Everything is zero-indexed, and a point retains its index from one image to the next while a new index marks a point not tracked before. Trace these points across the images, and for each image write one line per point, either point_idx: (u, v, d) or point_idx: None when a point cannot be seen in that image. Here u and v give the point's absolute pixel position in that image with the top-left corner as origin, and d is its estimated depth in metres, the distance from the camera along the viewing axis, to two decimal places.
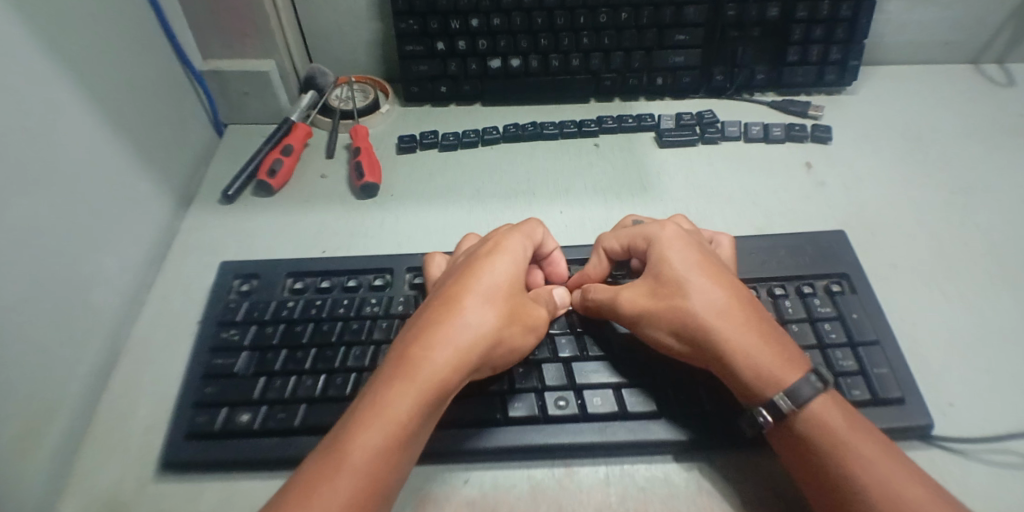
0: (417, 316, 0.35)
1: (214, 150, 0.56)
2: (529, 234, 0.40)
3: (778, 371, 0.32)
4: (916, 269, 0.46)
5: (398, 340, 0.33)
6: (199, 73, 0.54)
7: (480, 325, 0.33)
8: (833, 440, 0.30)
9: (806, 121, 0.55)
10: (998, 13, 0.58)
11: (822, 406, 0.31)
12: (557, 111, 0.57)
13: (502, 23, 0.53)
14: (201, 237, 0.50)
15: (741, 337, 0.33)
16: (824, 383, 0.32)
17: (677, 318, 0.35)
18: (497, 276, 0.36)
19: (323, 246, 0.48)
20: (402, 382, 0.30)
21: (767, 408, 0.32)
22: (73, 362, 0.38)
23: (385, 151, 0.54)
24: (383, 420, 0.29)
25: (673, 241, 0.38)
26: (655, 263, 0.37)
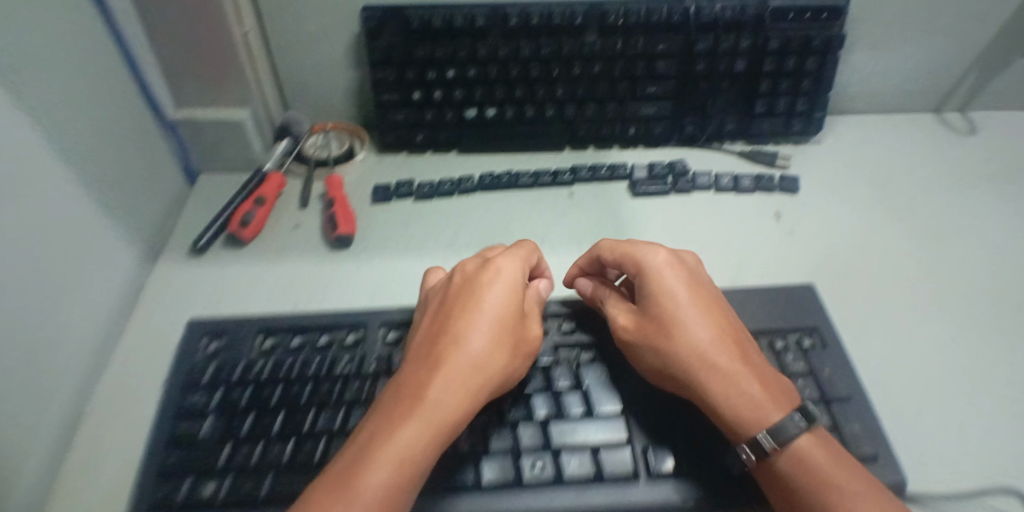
0: (429, 347, 0.36)
1: (185, 198, 0.56)
2: (524, 264, 0.42)
3: (753, 412, 0.33)
4: (887, 319, 0.46)
5: (412, 372, 0.35)
6: (172, 122, 0.54)
7: (482, 360, 0.35)
8: (816, 478, 0.30)
9: (774, 171, 0.56)
10: (956, 67, 0.60)
11: (807, 443, 0.32)
12: (534, 159, 0.58)
13: (478, 73, 0.53)
14: (172, 290, 0.49)
15: (722, 369, 0.35)
16: (807, 423, 0.32)
17: (663, 352, 0.37)
18: (496, 309, 0.38)
19: (296, 300, 0.47)
20: (411, 417, 0.32)
21: (751, 445, 0.33)
22: (33, 431, 0.36)
23: (360, 201, 0.54)
24: (395, 453, 0.30)
25: (663, 269, 0.39)
26: (647, 293, 0.39)
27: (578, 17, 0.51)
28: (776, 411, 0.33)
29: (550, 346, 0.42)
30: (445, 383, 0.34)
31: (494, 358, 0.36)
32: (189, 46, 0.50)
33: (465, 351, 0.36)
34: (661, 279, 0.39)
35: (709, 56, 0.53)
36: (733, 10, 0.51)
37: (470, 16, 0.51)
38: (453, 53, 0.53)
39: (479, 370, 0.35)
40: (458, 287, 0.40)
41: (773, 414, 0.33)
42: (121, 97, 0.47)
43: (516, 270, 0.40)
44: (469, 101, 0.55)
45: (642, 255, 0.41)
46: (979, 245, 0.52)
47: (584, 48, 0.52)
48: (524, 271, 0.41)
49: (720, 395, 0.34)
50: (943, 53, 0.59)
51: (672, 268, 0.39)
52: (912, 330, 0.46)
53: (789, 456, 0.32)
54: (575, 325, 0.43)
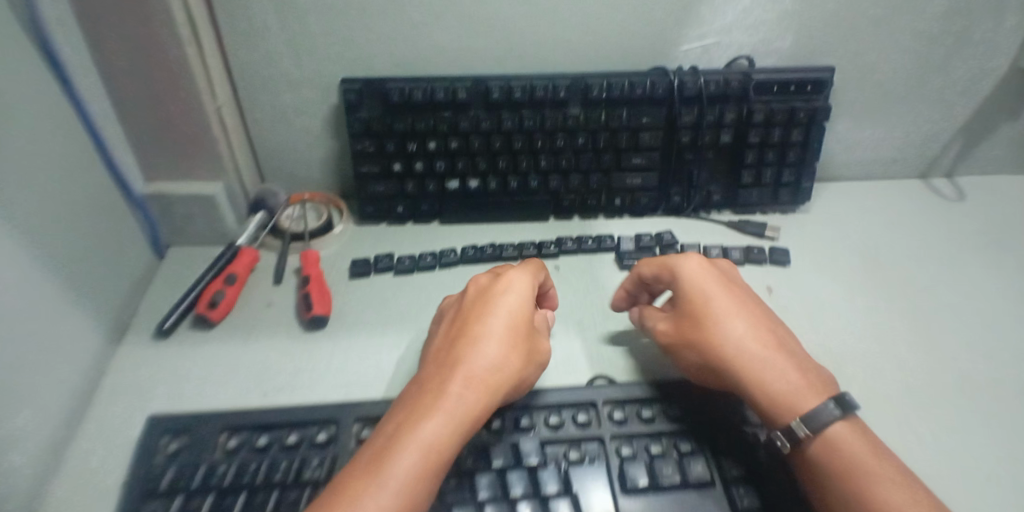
0: (447, 350, 0.37)
1: (153, 274, 0.54)
2: (535, 272, 0.43)
3: (793, 402, 0.36)
4: (904, 394, 0.43)
5: (433, 373, 0.36)
6: (142, 198, 0.52)
7: (495, 357, 0.36)
8: (850, 466, 0.33)
9: (764, 243, 0.55)
10: (941, 134, 0.61)
11: (840, 427, 0.35)
12: (518, 229, 0.56)
13: (460, 145, 0.52)
14: (134, 375, 0.45)
15: (757, 363, 0.38)
16: (842, 410, 0.35)
17: (704, 353, 0.40)
18: (510, 310, 0.39)
19: (265, 388, 0.43)
20: (432, 411, 0.33)
21: (786, 431, 0.36)
22: None
23: (337, 276, 0.52)
24: (416, 444, 0.31)
25: (696, 274, 0.43)
26: (684, 297, 0.43)
27: (561, 91, 0.50)
28: (813, 400, 0.36)
29: (536, 443, 0.38)
30: (463, 382, 0.34)
31: (508, 356, 0.37)
32: (162, 120, 0.48)
33: (477, 347, 0.36)
34: (694, 283, 0.43)
35: (694, 128, 0.53)
36: (717, 84, 0.51)
37: (451, 89, 0.50)
38: (434, 126, 0.52)
39: (493, 366, 0.36)
40: (473, 293, 0.41)
41: (811, 404, 0.36)
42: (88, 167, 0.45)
43: (527, 275, 0.41)
44: (451, 173, 0.54)
45: (678, 263, 0.44)
46: (989, 316, 0.50)
47: (568, 120, 0.52)
48: (535, 277, 0.42)
49: (758, 390, 0.38)
50: (928, 122, 0.60)
51: (705, 272, 0.43)
52: (936, 413, 0.42)
53: (826, 437, 0.35)
54: (563, 418, 0.40)
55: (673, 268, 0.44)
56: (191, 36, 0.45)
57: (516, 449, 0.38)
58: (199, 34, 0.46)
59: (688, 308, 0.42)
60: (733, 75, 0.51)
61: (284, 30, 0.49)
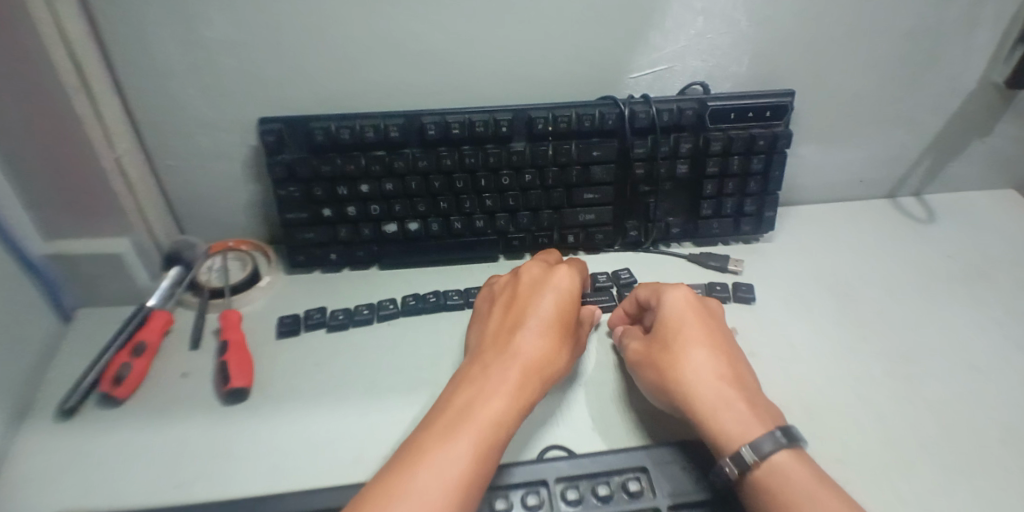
0: (504, 333, 0.39)
1: (59, 341, 0.48)
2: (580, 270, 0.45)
3: (733, 427, 0.33)
4: (892, 439, 0.39)
5: (493, 354, 0.37)
6: (38, 258, 0.46)
7: (546, 346, 0.38)
8: (793, 495, 0.30)
9: (726, 277, 0.52)
10: (909, 153, 0.58)
11: (787, 460, 0.32)
12: (466, 272, 0.52)
13: (396, 187, 0.48)
14: (31, 465, 0.39)
15: (711, 387, 0.36)
16: (789, 440, 0.32)
17: (658, 369, 0.38)
18: (562, 303, 0.40)
19: (179, 477, 0.38)
20: (495, 389, 0.34)
21: (733, 458, 0.32)
22: None
23: (264, 336, 0.47)
24: (482, 418, 0.32)
25: (681, 301, 0.41)
26: (661, 321, 0.41)
27: (503, 126, 0.47)
28: (758, 428, 0.33)
29: None
30: (522, 363, 0.36)
31: (557, 346, 0.38)
32: (53, 174, 0.43)
33: (529, 336, 0.38)
34: (675, 306, 0.41)
35: (648, 160, 0.49)
36: (671, 113, 0.47)
37: (382, 127, 0.46)
38: (366, 168, 0.47)
39: (545, 353, 0.37)
40: (522, 285, 0.42)
41: (754, 432, 0.33)
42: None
43: (577, 273, 0.43)
44: (389, 216, 0.50)
45: (667, 290, 0.43)
46: (976, 351, 0.46)
47: (512, 156, 0.48)
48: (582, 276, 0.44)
49: (703, 413, 0.35)
50: (897, 141, 0.57)
51: (693, 296, 0.41)
52: (938, 468, 0.37)
53: (770, 473, 0.31)
54: (512, 502, 0.35)
55: (660, 293, 0.43)
56: (78, 83, 0.40)
57: None
58: (87, 78, 0.40)
59: (661, 328, 0.40)
60: (688, 102, 0.48)
61: (193, 70, 0.45)
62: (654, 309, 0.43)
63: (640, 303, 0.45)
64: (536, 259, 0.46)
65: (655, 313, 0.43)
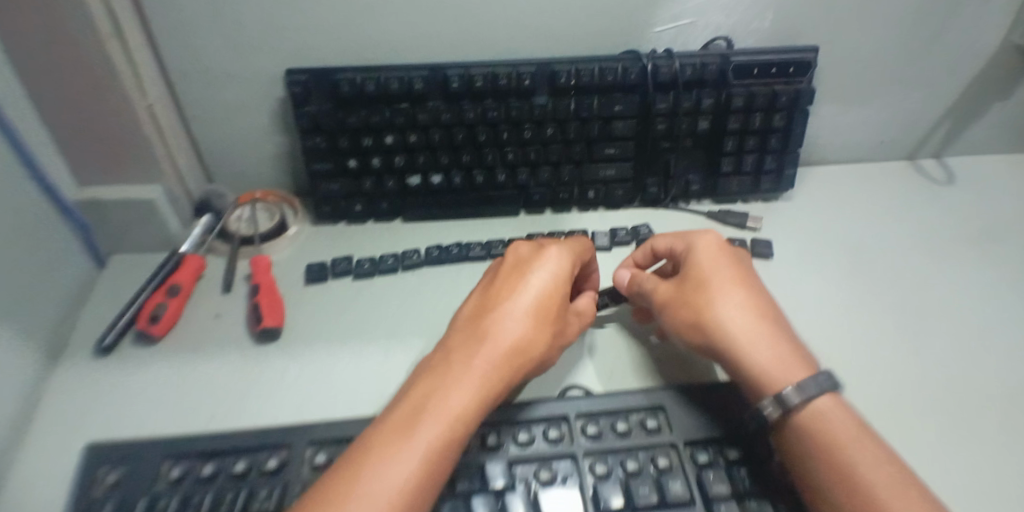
0: (477, 321, 0.37)
1: (93, 285, 0.50)
2: (578, 252, 0.42)
3: (778, 369, 0.35)
4: (891, 392, 0.41)
5: (464, 341, 0.36)
6: (72, 203, 0.47)
7: (521, 335, 0.36)
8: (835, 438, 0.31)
9: (745, 234, 0.53)
10: (929, 116, 0.58)
11: (829, 406, 0.33)
12: (486, 226, 0.53)
13: (419, 139, 0.49)
14: (72, 398, 0.42)
15: (752, 331, 0.36)
16: (832, 385, 0.34)
17: (692, 310, 0.39)
18: (543, 289, 0.38)
19: (213, 411, 0.40)
20: (461, 380, 0.33)
21: (779, 397, 0.33)
22: None
23: (292, 283, 0.48)
24: (441, 411, 0.31)
25: (711, 248, 0.41)
26: (692, 266, 0.41)
27: (526, 79, 0.47)
28: (802, 372, 0.34)
29: (504, 463, 0.35)
30: (491, 353, 0.34)
31: (534, 335, 0.36)
32: (85, 123, 0.44)
33: (505, 324, 0.36)
34: (707, 253, 0.41)
35: (669, 115, 0.49)
36: (694, 68, 0.47)
37: (406, 79, 0.47)
38: (390, 119, 0.48)
39: (520, 342, 0.36)
40: (506, 267, 0.40)
41: (798, 375, 0.34)
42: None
43: (567, 255, 0.41)
44: (412, 168, 0.50)
45: (696, 237, 0.43)
46: (980, 312, 0.47)
47: (534, 110, 0.48)
48: (575, 258, 0.41)
49: (744, 355, 0.36)
50: (918, 102, 0.57)
51: (727, 244, 0.42)
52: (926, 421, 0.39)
53: (810, 415, 0.33)
54: (534, 435, 0.37)
55: (688, 240, 0.43)
56: (111, 30, 0.41)
57: (481, 471, 0.35)
58: (120, 26, 0.41)
59: (691, 268, 0.41)
60: (710, 57, 0.48)
61: (219, 19, 0.45)
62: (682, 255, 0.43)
63: (663, 250, 0.45)
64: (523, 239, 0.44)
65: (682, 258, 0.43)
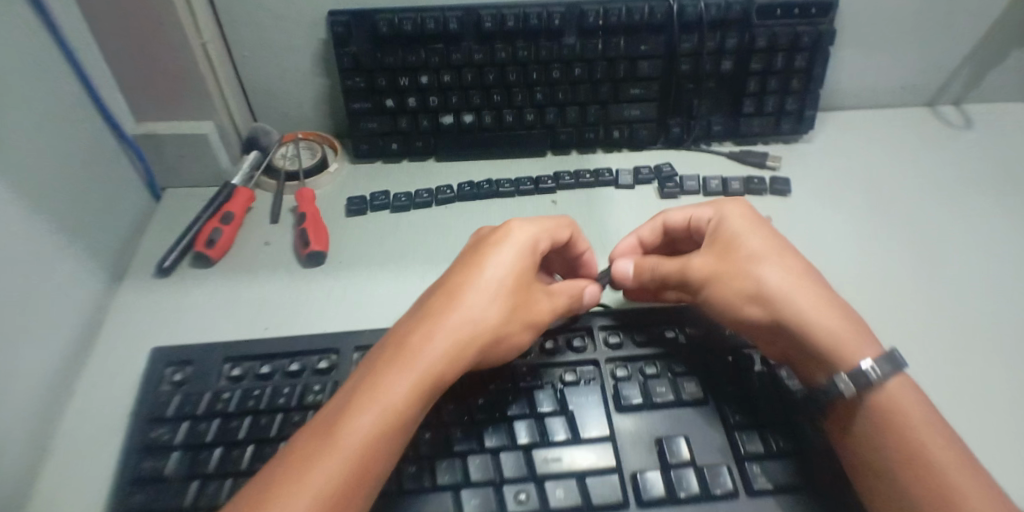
0: (427, 304, 0.34)
1: (151, 215, 0.54)
2: (549, 227, 0.38)
3: (851, 341, 0.33)
4: (884, 324, 0.44)
5: (409, 326, 0.33)
6: (132, 137, 0.51)
7: (467, 317, 0.33)
8: (906, 418, 0.31)
9: (764, 173, 0.55)
10: (950, 61, 0.59)
11: (898, 386, 0.33)
12: (514, 165, 0.56)
13: (453, 79, 0.51)
14: (137, 312, 0.46)
15: (813, 304, 0.35)
16: (900, 362, 0.33)
17: (747, 282, 0.36)
18: (498, 268, 0.35)
19: (266, 322, 0.45)
20: (397, 370, 0.31)
21: (854, 374, 0.32)
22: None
23: (334, 214, 0.52)
24: (370, 404, 0.30)
25: (742, 214, 0.40)
26: (726, 233, 0.39)
27: (556, 19, 0.49)
28: (872, 345, 0.33)
29: (533, 367, 0.39)
30: (434, 339, 0.32)
31: (485, 317, 0.33)
32: (142, 62, 0.47)
33: (454, 308, 0.33)
34: (740, 218, 0.39)
35: (694, 56, 0.51)
36: (719, 7, 0.49)
37: (442, 20, 0.49)
38: (425, 60, 0.50)
39: (468, 326, 0.33)
40: (468, 247, 0.37)
41: (868, 347, 0.33)
42: (70, 119, 0.44)
43: (531, 230, 0.37)
44: (445, 108, 0.53)
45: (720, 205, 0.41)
46: (982, 250, 0.49)
47: (563, 50, 0.50)
48: (540, 232, 0.37)
49: (808, 326, 0.34)
50: (939, 47, 0.58)
51: (751, 206, 0.41)
52: (912, 342, 0.43)
53: (888, 397, 0.32)
54: (560, 345, 0.41)
55: (712, 209, 0.42)
56: None
57: (513, 373, 0.39)
58: None
59: (720, 236, 0.39)
60: None
61: None
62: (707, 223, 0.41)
63: (680, 224, 0.43)
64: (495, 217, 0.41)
65: (710, 227, 0.41)
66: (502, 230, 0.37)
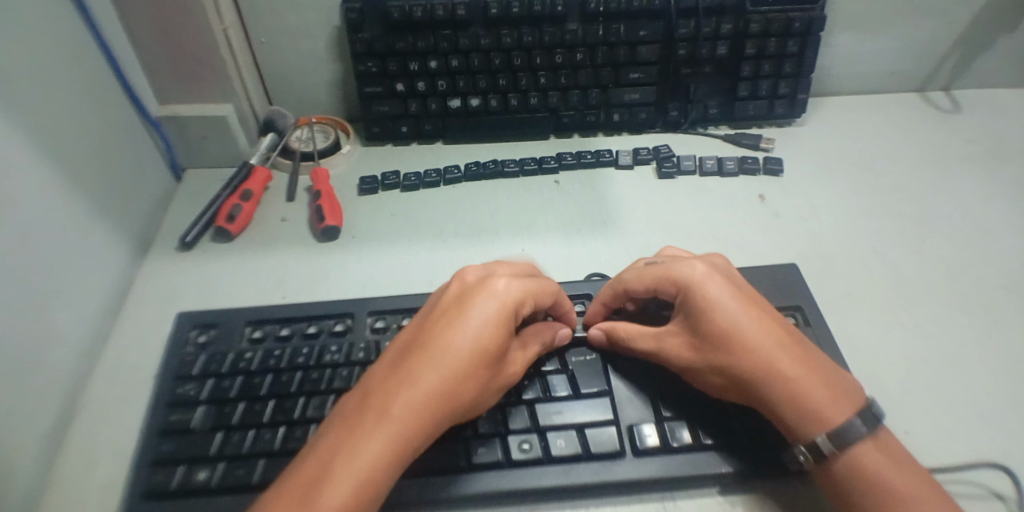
0: (406, 361, 0.33)
1: (173, 193, 0.57)
2: (533, 287, 0.37)
3: (823, 413, 0.32)
4: (869, 296, 0.47)
5: (387, 385, 0.32)
6: (156, 119, 0.54)
7: (449, 381, 0.32)
8: (872, 480, 0.30)
9: (758, 153, 0.58)
10: (938, 47, 0.61)
11: (867, 449, 0.31)
12: (519, 147, 0.59)
13: (461, 64, 0.54)
14: (161, 283, 0.49)
15: (791, 385, 0.33)
16: (869, 427, 0.32)
17: (724, 373, 0.35)
18: (481, 329, 0.33)
19: (285, 291, 0.47)
20: (375, 437, 0.29)
21: (809, 448, 0.32)
22: (33, 413, 0.36)
23: (347, 193, 0.55)
24: (345, 477, 0.28)
25: (709, 285, 0.37)
26: (694, 313, 0.36)
27: (559, 6, 0.51)
28: (844, 409, 0.32)
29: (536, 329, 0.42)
30: (414, 403, 0.31)
31: (465, 382, 0.32)
32: (166, 47, 0.50)
33: (435, 369, 0.32)
34: (708, 290, 0.36)
35: (691, 41, 0.54)
36: None
37: (450, 6, 0.51)
38: (435, 45, 0.53)
39: (449, 389, 0.32)
40: (449, 298, 0.36)
41: (840, 413, 0.32)
42: (100, 100, 0.46)
43: (516, 286, 0.35)
44: (453, 91, 0.55)
45: (680, 271, 0.38)
46: (966, 227, 0.52)
47: (566, 36, 0.53)
48: (525, 290, 0.36)
49: (783, 406, 0.33)
50: (928, 33, 0.60)
51: (714, 271, 0.37)
52: (894, 313, 0.45)
53: (853, 459, 0.31)
54: None
55: (673, 278, 0.38)
56: None
57: None
58: None
59: (689, 317, 0.37)
60: None
61: None
62: (673, 294, 0.38)
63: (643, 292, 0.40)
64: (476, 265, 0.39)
65: (676, 298, 0.38)
66: (484, 284, 0.36)
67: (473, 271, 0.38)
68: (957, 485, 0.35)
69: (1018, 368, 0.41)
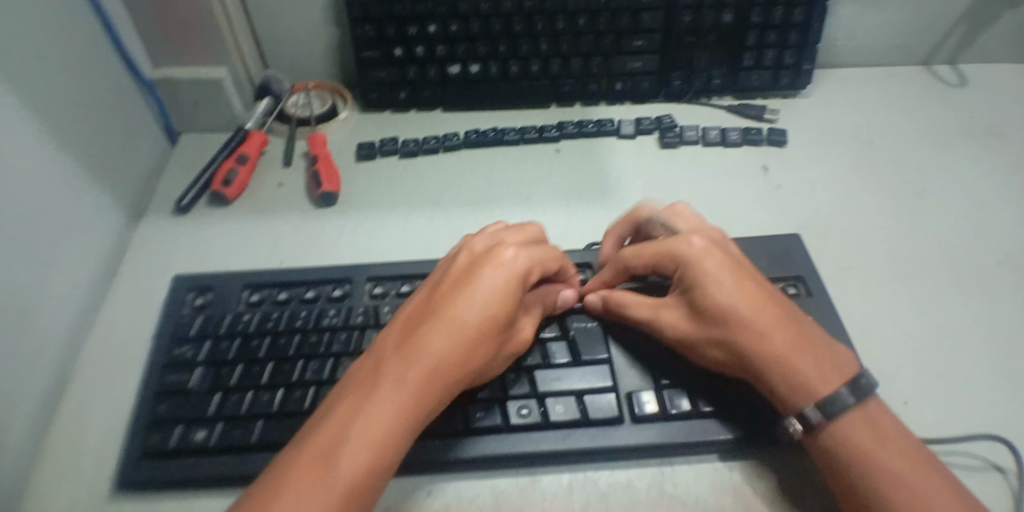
0: (417, 329, 0.32)
1: (167, 158, 0.56)
2: (542, 256, 0.36)
3: (815, 384, 0.32)
4: (868, 267, 0.47)
5: (398, 353, 0.31)
6: (150, 81, 0.53)
7: (460, 348, 0.31)
8: (860, 450, 0.30)
9: (761, 125, 0.57)
10: (946, 19, 0.60)
11: (856, 420, 0.31)
12: (519, 116, 0.58)
13: (460, 29, 0.53)
14: (156, 248, 0.48)
15: (789, 359, 0.33)
16: (858, 397, 0.32)
17: (722, 345, 0.35)
18: (493, 296, 0.33)
19: (282, 257, 0.47)
20: (387, 403, 0.29)
21: (799, 418, 0.32)
22: (27, 372, 0.36)
23: (344, 160, 0.54)
24: (360, 442, 0.28)
25: (710, 262, 0.36)
26: (694, 289, 0.36)
27: None
28: (835, 380, 0.32)
29: None
30: (425, 370, 0.30)
31: (476, 349, 0.32)
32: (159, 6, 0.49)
33: (446, 337, 0.31)
34: (709, 268, 0.36)
35: (695, 8, 0.53)
36: None
37: None
38: (434, 8, 0.52)
39: (460, 356, 0.31)
40: (458, 267, 0.35)
41: (832, 383, 0.32)
42: (93, 59, 0.45)
43: (527, 254, 0.35)
44: (452, 58, 0.54)
45: (682, 248, 0.37)
46: (968, 202, 0.51)
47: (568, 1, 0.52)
48: (534, 258, 0.35)
49: (777, 377, 0.33)
50: (935, 5, 0.59)
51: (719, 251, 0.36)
52: (893, 283, 0.45)
53: (841, 431, 0.31)
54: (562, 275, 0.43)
55: (673, 254, 0.37)
56: None
57: None
58: None
59: (690, 292, 0.36)
60: None
61: None
62: (672, 271, 0.38)
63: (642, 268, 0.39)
64: (484, 234, 0.38)
65: (676, 275, 0.37)
66: (494, 252, 0.35)
67: (482, 239, 0.37)
68: (953, 454, 0.35)
69: (1014, 340, 0.42)
